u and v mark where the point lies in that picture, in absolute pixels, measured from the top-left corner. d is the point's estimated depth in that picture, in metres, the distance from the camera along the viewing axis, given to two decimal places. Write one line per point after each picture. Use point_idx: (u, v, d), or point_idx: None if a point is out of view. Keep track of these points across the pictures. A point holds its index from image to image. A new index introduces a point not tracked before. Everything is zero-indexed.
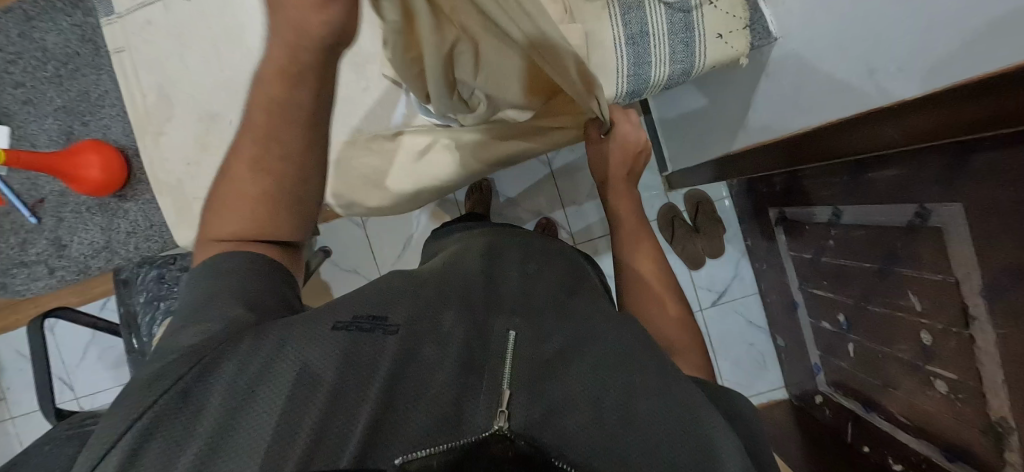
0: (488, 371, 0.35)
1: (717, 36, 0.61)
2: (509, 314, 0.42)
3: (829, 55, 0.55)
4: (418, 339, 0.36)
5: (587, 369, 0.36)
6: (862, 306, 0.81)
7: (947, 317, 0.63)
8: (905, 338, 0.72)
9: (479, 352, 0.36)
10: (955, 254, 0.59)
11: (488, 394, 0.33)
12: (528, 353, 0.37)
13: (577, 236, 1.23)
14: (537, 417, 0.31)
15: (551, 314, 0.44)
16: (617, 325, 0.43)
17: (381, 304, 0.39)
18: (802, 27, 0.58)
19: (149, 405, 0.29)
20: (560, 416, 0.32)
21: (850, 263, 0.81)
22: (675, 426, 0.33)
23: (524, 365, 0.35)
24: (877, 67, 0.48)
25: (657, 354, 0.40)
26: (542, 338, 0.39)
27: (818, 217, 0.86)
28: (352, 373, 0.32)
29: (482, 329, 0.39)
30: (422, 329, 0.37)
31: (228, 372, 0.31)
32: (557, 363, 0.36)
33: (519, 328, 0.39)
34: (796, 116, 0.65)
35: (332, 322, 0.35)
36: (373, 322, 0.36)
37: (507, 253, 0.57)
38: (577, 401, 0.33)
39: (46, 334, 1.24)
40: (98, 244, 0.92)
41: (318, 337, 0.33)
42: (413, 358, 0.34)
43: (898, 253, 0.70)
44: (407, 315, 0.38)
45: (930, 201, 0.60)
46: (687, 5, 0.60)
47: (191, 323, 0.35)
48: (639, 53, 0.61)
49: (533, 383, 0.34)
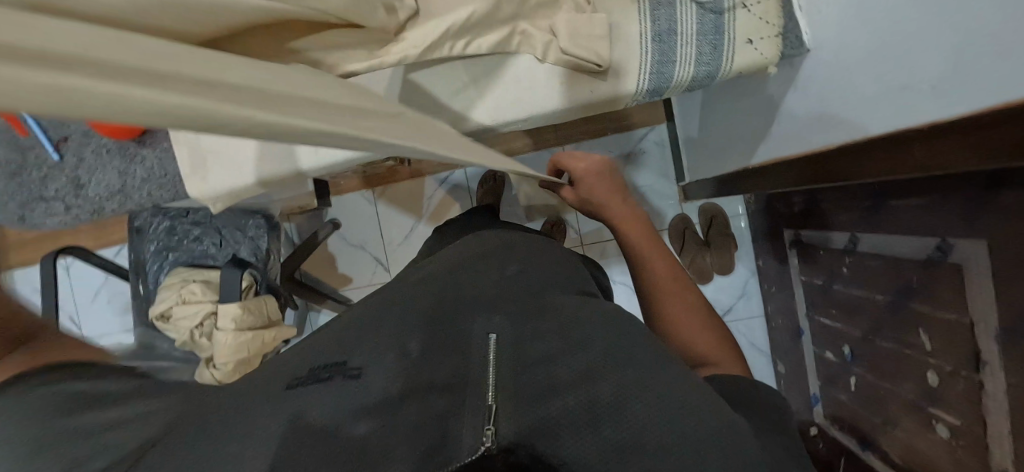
0: (470, 387, 0.34)
1: (748, 42, 0.59)
2: (492, 314, 0.43)
3: (859, 71, 0.53)
4: (389, 376, 0.37)
5: (575, 369, 0.35)
6: (870, 340, 0.78)
7: (957, 359, 0.61)
8: (911, 376, 0.69)
9: (465, 366, 0.37)
10: (972, 293, 0.56)
11: (474, 410, 0.32)
12: (511, 363, 0.36)
13: (586, 238, 1.21)
14: (534, 431, 0.31)
15: (544, 309, 0.43)
16: (595, 311, 0.43)
17: (346, 350, 0.42)
18: (833, 37, 0.56)
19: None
20: (555, 443, 0.31)
21: (861, 294, 0.78)
22: (663, 413, 0.32)
23: (507, 377, 0.35)
24: (907, 85, 0.46)
25: (641, 343, 0.39)
26: (522, 341, 0.39)
27: (833, 243, 0.83)
28: (326, 413, 0.35)
29: (465, 342, 0.39)
30: (388, 362, 0.39)
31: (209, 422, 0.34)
32: (547, 364, 0.36)
33: (500, 332, 0.40)
34: (818, 133, 0.63)
35: (287, 383, 0.39)
36: (332, 371, 0.39)
37: (509, 253, 0.57)
38: (573, 415, 0.32)
39: (62, 272, 1.28)
40: (115, 187, 0.83)
41: (280, 401, 0.37)
42: (382, 397, 0.35)
43: (914, 289, 0.67)
44: (367, 358, 0.40)
45: (954, 236, 0.58)
46: (719, 6, 0.58)
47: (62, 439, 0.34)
48: (664, 52, 0.60)
49: (520, 397, 0.33)
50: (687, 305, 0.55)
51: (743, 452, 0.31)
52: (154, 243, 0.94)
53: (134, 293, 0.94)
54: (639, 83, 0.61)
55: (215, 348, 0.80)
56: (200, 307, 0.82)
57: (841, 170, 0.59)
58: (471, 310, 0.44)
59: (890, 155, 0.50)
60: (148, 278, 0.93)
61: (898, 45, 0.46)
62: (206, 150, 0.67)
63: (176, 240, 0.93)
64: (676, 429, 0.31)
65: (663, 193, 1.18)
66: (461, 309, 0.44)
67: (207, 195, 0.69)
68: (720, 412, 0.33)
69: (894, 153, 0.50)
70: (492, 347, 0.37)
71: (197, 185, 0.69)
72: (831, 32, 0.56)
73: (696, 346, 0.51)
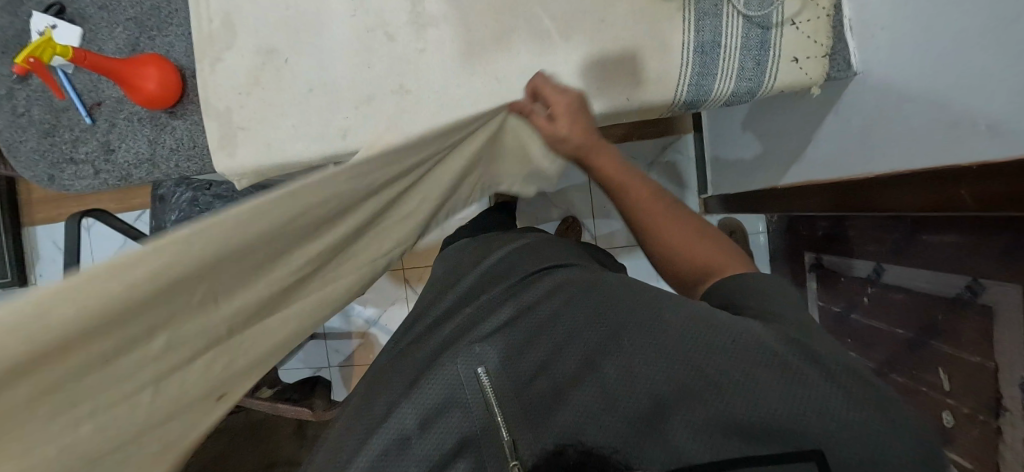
0: (484, 435, 0.39)
1: (793, 60, 0.58)
2: (495, 328, 0.45)
3: (909, 100, 0.51)
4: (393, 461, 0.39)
5: (572, 368, 0.40)
6: (885, 372, 0.77)
7: (976, 403, 0.60)
8: (924, 415, 0.69)
9: (466, 398, 0.41)
10: (1001, 339, 0.56)
11: (492, 451, 0.38)
12: (509, 389, 0.40)
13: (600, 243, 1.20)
14: (574, 430, 0.38)
15: (529, 314, 0.45)
16: (570, 300, 0.45)
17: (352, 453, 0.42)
18: (887, 62, 0.54)
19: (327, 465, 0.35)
20: (586, 434, 0.37)
21: (879, 326, 0.77)
22: (676, 379, 0.36)
23: (509, 404, 0.39)
24: (963, 119, 0.45)
25: (638, 314, 0.41)
26: (515, 356, 0.42)
27: (856, 271, 0.81)
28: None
29: (453, 379, 0.41)
30: (390, 455, 0.39)
31: None
32: (542, 372, 0.41)
33: (484, 357, 0.42)
34: (856, 160, 0.61)
35: None
36: None
37: (523, 275, 0.57)
38: (593, 407, 0.38)
39: (83, 233, 1.30)
40: (144, 155, 0.74)
41: None
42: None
43: (937, 328, 0.65)
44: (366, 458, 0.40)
45: (987, 277, 0.57)
46: (767, 21, 0.57)
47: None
48: (706, 64, 0.59)
49: (536, 417, 0.39)
50: (684, 217, 0.50)
51: (761, 351, 0.35)
52: (174, 213, 0.94)
53: None
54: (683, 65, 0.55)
55: None
56: None
57: (873, 205, 0.58)
58: (476, 337, 0.45)
59: (931, 193, 0.49)
60: None
61: (960, 76, 0.44)
62: (236, 127, 0.67)
63: (196, 211, 0.93)
64: (691, 386, 0.36)
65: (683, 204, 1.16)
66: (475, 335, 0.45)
67: (231, 172, 0.68)
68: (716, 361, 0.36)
69: (929, 189, 0.49)
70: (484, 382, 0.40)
71: (224, 160, 0.69)
72: (885, 56, 0.54)
73: (706, 268, 0.47)
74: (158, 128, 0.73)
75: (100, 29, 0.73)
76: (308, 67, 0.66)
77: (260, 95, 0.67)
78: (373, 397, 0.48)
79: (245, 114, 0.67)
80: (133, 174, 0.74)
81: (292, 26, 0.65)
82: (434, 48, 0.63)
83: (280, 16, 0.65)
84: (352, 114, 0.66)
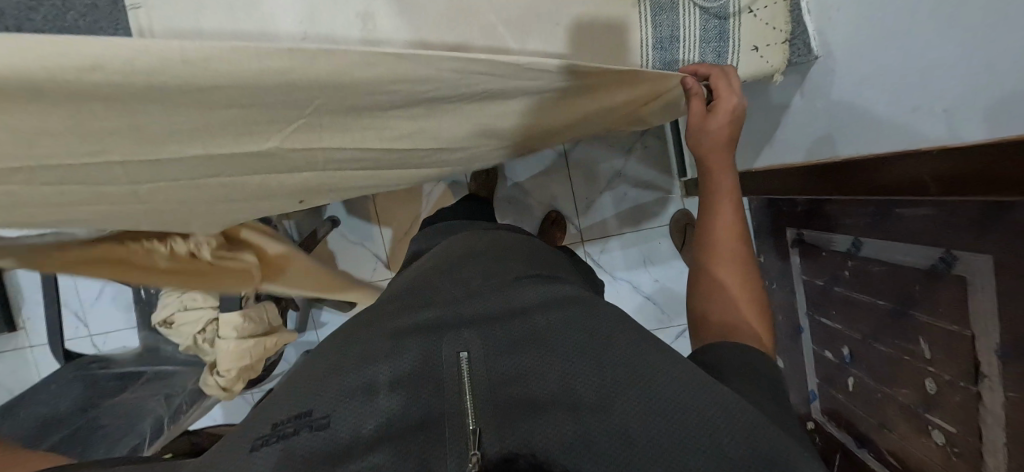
0: (447, 415, 0.36)
1: (753, 49, 0.56)
2: (474, 331, 0.44)
3: (872, 82, 0.50)
4: (346, 408, 0.38)
5: (557, 382, 0.38)
6: (869, 343, 0.77)
7: (956, 370, 0.62)
8: (908, 382, 0.70)
9: (435, 382, 0.39)
10: (976, 307, 0.57)
11: (456, 436, 0.33)
12: (488, 381, 0.38)
13: (585, 233, 1.19)
14: (534, 435, 0.33)
15: (522, 320, 0.45)
16: (572, 319, 0.44)
17: (309, 396, 0.40)
18: (846, 45, 0.52)
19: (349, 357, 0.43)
20: (545, 445, 0.33)
21: (863, 298, 0.77)
22: (659, 411, 0.35)
23: (482, 397, 0.37)
24: (925, 103, 0.44)
25: (627, 346, 0.41)
26: (494, 357, 0.41)
27: (836, 245, 0.82)
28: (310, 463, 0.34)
29: (434, 363, 0.41)
30: (353, 400, 0.38)
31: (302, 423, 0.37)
32: (517, 380, 0.38)
33: (470, 350, 0.41)
34: (827, 142, 0.60)
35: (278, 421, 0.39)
36: (304, 419, 0.38)
37: (499, 275, 0.56)
38: (567, 421, 0.34)
39: (65, 275, 1.30)
40: None
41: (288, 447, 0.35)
42: (358, 439, 0.35)
43: (916, 298, 0.67)
44: (329, 403, 0.39)
45: (960, 249, 0.57)
46: (723, 11, 0.55)
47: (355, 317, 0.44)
48: (666, 60, 0.57)
49: (499, 419, 0.35)
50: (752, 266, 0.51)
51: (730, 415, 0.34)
52: None
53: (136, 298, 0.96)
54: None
55: (218, 355, 0.80)
56: (202, 312, 0.86)
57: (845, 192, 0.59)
58: (465, 333, 0.44)
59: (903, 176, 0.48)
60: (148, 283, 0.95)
61: (918, 62, 0.44)
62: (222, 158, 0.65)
63: None
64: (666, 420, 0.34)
65: (666, 189, 1.15)
66: (456, 330, 0.44)
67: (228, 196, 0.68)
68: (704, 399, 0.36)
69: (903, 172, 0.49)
70: (462, 365, 0.39)
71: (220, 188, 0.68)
72: (847, 39, 0.53)
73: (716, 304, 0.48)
74: None
75: None
76: None
77: None
78: (334, 350, 0.47)
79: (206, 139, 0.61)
80: None
81: None
82: None
83: None
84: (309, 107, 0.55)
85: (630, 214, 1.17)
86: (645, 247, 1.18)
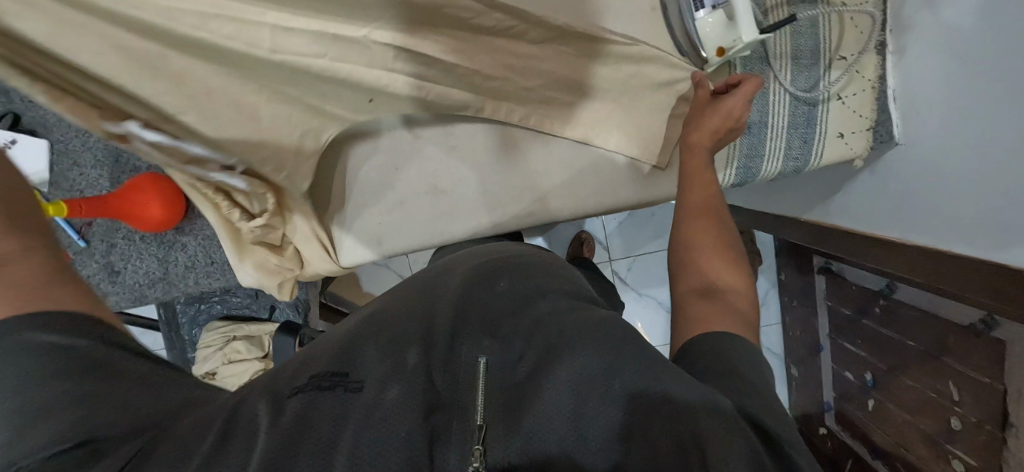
0: (459, 409, 0.33)
1: (839, 136, 0.56)
2: (487, 334, 0.40)
3: (959, 185, 0.51)
4: (381, 379, 0.34)
5: (580, 370, 0.34)
6: (894, 374, 0.84)
7: (983, 414, 0.68)
8: (933, 415, 0.77)
9: (450, 379, 0.35)
10: (1014, 368, 0.62)
11: (462, 431, 0.31)
12: (501, 388, 0.35)
13: (612, 251, 1.21)
14: (537, 431, 0.31)
15: (554, 320, 0.40)
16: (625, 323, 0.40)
17: (346, 358, 0.36)
18: (932, 140, 0.53)
19: (371, 334, 0.40)
20: (541, 445, 0.30)
21: (892, 334, 0.83)
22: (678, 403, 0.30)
23: (496, 400, 0.34)
24: (1009, 226, 0.45)
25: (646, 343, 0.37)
26: (514, 363, 0.37)
27: (869, 283, 0.87)
28: (319, 430, 0.30)
29: (456, 361, 0.37)
30: (383, 367, 0.35)
31: (311, 390, 0.33)
32: (538, 381, 0.34)
33: (490, 353, 0.38)
34: (893, 222, 0.62)
35: (304, 378, 0.34)
36: (333, 381, 0.34)
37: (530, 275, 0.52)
38: (567, 420, 0.31)
39: None
40: (155, 274, 0.67)
41: (299, 404, 0.32)
42: (377, 405, 0.31)
43: (949, 346, 0.72)
44: (370, 367, 0.35)
45: (1003, 317, 0.62)
46: (814, 98, 0.55)
47: (384, 338, 0.39)
48: (753, 146, 0.57)
49: (507, 420, 0.32)
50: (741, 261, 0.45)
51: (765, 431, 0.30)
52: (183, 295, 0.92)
53: (169, 345, 0.93)
54: (726, 46, 0.50)
55: None
56: (248, 365, 0.83)
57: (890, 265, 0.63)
58: (490, 334, 0.40)
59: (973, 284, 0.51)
60: (182, 331, 0.92)
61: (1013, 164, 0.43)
62: (381, 202, 0.61)
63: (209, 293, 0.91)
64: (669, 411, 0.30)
65: None
66: (481, 331, 0.41)
67: (366, 176, 0.60)
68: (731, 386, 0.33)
69: (966, 279, 0.52)
70: (482, 370, 0.35)
71: (365, 184, 0.61)
72: (933, 136, 0.52)
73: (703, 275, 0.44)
74: (166, 247, 0.66)
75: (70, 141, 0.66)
76: (432, 182, 0.60)
77: (410, 186, 0.60)
78: (374, 318, 0.44)
79: (406, 197, 0.61)
80: (149, 295, 0.68)
81: (410, 196, 0.60)
82: (466, 147, 0.59)
83: (391, 198, 0.61)
84: (434, 174, 0.60)
85: (656, 233, 1.20)
86: None
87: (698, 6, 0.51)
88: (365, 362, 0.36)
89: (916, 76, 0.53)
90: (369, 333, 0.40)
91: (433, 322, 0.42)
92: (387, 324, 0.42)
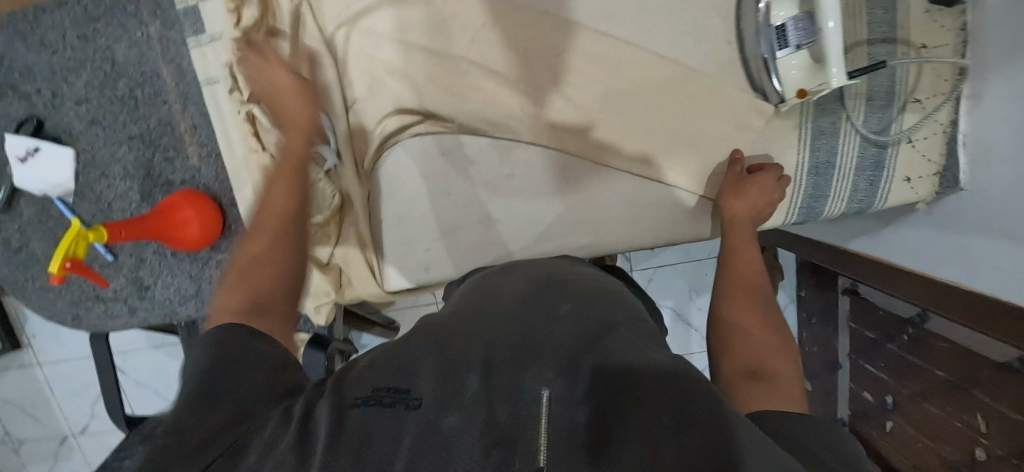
0: (517, 442, 0.28)
1: (905, 180, 0.57)
2: (553, 358, 0.35)
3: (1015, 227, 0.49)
4: (443, 405, 0.31)
5: (656, 407, 0.29)
6: (918, 400, 0.86)
7: (1011, 448, 0.68)
8: (956, 443, 0.78)
9: (510, 405, 0.31)
10: None
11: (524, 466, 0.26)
12: (569, 421, 0.30)
13: (634, 262, 1.21)
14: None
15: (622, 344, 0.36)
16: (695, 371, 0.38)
17: (406, 373, 0.34)
18: (996, 187, 0.51)
19: (432, 350, 0.37)
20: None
21: (919, 362, 0.84)
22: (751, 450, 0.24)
23: (560, 435, 0.29)
24: None
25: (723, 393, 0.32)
26: (582, 398, 0.32)
27: (900, 310, 0.88)
28: (373, 444, 0.28)
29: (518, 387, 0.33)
30: (444, 391, 0.32)
31: (359, 415, 0.30)
32: (610, 418, 0.30)
33: (557, 384, 0.33)
34: (937, 258, 0.60)
35: (355, 397, 0.32)
36: (395, 396, 0.32)
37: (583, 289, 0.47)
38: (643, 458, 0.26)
39: None
40: (187, 290, 0.67)
41: (348, 422, 0.29)
42: (433, 431, 0.29)
43: (981, 380, 0.73)
44: (433, 386, 0.33)
45: None
46: (885, 141, 0.55)
47: (445, 358, 0.36)
48: (819, 185, 0.57)
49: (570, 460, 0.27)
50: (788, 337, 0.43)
51: None
52: None
53: None
54: (809, 88, 0.50)
55: None
56: None
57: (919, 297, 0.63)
58: (556, 355, 0.36)
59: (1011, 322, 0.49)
60: None
61: None
62: (432, 226, 0.58)
63: None
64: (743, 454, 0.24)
65: None
66: (550, 354, 0.36)
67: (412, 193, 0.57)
68: (769, 424, 0.33)
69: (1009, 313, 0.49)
70: (546, 404, 0.30)
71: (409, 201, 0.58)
72: (999, 182, 0.51)
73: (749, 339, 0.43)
74: (200, 264, 0.66)
75: (100, 151, 0.63)
76: (483, 198, 0.57)
77: (458, 202, 0.58)
78: (437, 328, 0.41)
79: (457, 217, 0.58)
80: (179, 310, 0.68)
81: (461, 216, 0.58)
82: (524, 172, 0.57)
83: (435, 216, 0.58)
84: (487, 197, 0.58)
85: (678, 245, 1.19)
86: (691, 277, 1.21)
87: (780, 44, 0.51)
88: (424, 382, 0.33)
89: (988, 123, 0.51)
90: (429, 348, 0.37)
91: (497, 339, 0.39)
92: (451, 338, 0.39)
